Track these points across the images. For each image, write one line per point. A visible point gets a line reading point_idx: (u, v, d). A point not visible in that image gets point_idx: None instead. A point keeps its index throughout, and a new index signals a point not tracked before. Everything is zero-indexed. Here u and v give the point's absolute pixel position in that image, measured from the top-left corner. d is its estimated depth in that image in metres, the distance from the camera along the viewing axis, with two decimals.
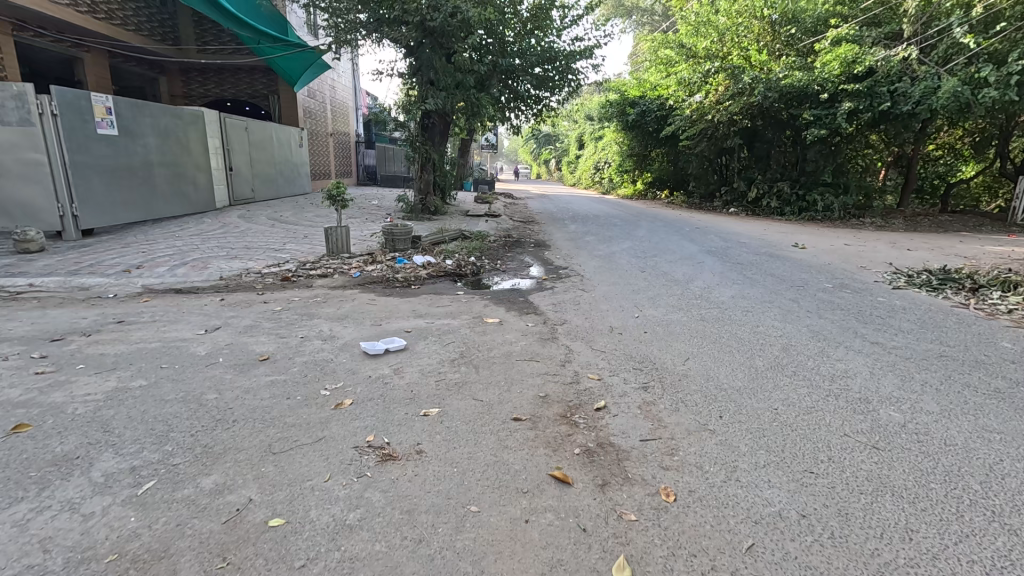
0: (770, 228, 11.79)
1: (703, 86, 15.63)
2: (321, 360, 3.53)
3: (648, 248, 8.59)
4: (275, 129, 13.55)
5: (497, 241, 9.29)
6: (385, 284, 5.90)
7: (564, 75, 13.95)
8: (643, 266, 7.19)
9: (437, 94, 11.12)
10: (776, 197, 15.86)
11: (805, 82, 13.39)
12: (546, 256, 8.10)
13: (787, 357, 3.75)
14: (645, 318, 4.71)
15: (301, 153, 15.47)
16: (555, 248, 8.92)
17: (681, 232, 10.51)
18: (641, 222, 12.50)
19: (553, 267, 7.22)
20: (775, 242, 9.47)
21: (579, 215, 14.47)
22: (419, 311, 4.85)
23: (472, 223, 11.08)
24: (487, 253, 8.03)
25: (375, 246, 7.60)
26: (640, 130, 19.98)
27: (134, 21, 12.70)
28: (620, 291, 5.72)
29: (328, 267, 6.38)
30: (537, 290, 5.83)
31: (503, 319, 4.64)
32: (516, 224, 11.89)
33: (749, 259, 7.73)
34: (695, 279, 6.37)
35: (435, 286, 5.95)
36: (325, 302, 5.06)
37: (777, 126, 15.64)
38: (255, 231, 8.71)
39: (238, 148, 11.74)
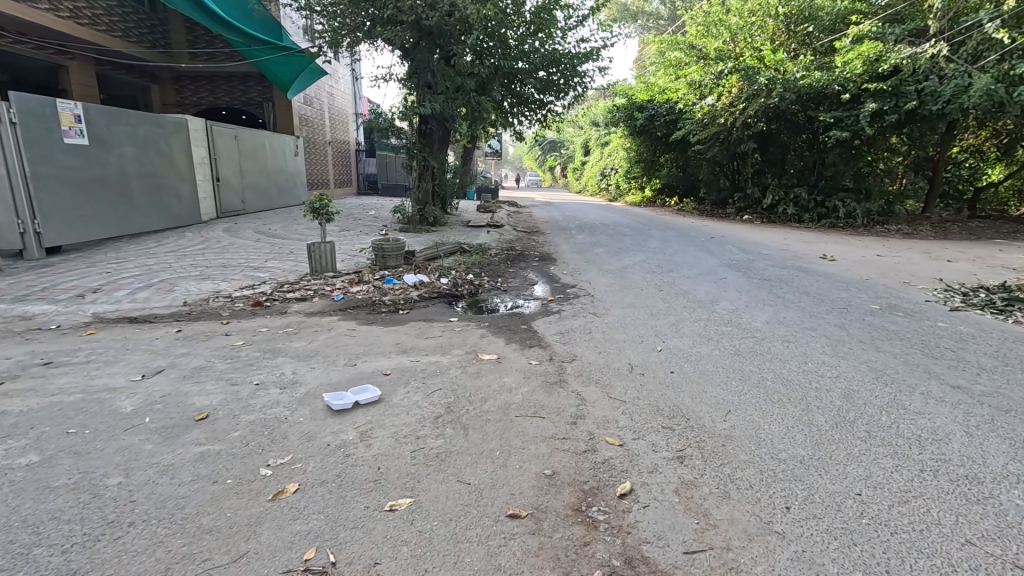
0: (791, 237, 11.04)
1: (715, 88, 15.02)
2: (272, 418, 2.84)
3: (663, 262, 7.89)
4: (267, 138, 13.01)
5: (499, 255, 8.63)
6: (369, 309, 5.23)
7: (569, 77, 13.34)
8: (660, 284, 6.47)
9: (435, 98, 10.50)
10: (792, 204, 15.13)
11: (824, 82, 12.66)
12: (552, 272, 7.41)
13: (853, 409, 3.01)
14: (670, 353, 3.99)
15: (296, 162, 14.92)
16: (562, 262, 8.24)
17: (697, 243, 9.79)
18: (652, 232, 11.77)
19: (560, 285, 6.52)
20: (800, 253, 8.72)
21: (586, 224, 13.77)
22: (403, 344, 4.15)
23: (473, 235, 10.41)
24: (486, 269, 7.36)
25: (364, 263, 6.95)
26: (648, 135, 19.29)
27: (121, 27, 12.18)
28: (637, 316, 5.01)
29: (308, 289, 5.72)
30: (542, 315, 5.11)
31: (503, 354, 3.93)
32: (520, 235, 11.22)
33: (777, 273, 6.99)
34: (721, 299, 5.64)
35: (428, 311, 5.26)
36: (297, 333, 4.39)
37: (794, 128, 14.90)
38: (238, 247, 8.09)
39: (227, 157, 11.21)
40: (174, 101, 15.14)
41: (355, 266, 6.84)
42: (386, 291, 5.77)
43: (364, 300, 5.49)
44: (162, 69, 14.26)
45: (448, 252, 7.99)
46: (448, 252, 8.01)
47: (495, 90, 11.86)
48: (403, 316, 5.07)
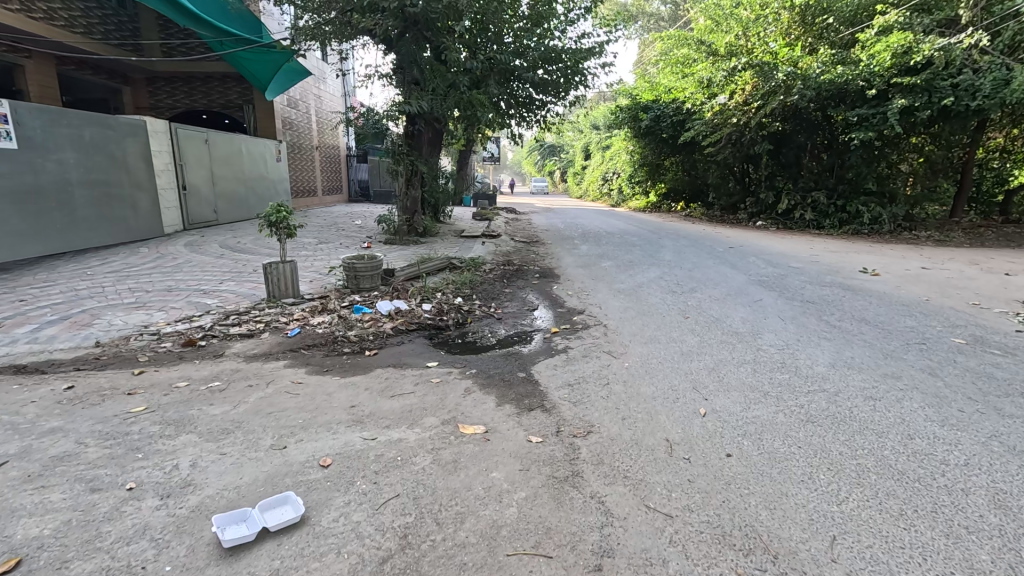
0: (817, 247, 10.01)
1: (727, 86, 13.94)
2: (121, 567, 1.80)
3: (682, 279, 6.87)
4: (244, 142, 12.07)
5: (493, 271, 7.63)
6: (328, 349, 4.18)
7: (571, 74, 12.37)
8: (683, 308, 5.46)
9: (424, 96, 9.49)
10: (810, 209, 14.15)
11: (847, 77, 11.62)
12: (554, 292, 6.40)
13: (1021, 533, 1.98)
14: (718, 418, 2.96)
15: (278, 168, 13.93)
16: (565, 279, 7.23)
17: (716, 255, 8.78)
18: (663, 241, 10.77)
19: (564, 310, 5.50)
20: (835, 267, 7.69)
21: (589, 232, 12.78)
22: (360, 407, 3.12)
23: (467, 247, 9.41)
24: (478, 290, 6.35)
25: (334, 285, 5.93)
26: (654, 136, 18.29)
27: (84, 23, 11.17)
28: (663, 357, 3.98)
29: (258, 323, 4.68)
30: (543, 356, 4.08)
31: (491, 424, 2.89)
32: (518, 247, 10.22)
33: (818, 293, 5.97)
34: (763, 330, 4.61)
35: (402, 349, 4.23)
36: (225, 389, 3.36)
37: (811, 128, 13.94)
38: (194, 265, 7.08)
39: (197, 164, 10.26)
40: (148, 104, 14.18)
41: (323, 289, 5.84)
42: (355, 322, 4.75)
43: (326, 335, 4.47)
44: (134, 70, 13.31)
45: (434, 269, 7.01)
46: (434, 268, 7.02)
47: (490, 88, 10.87)
48: (370, 356, 4.05)
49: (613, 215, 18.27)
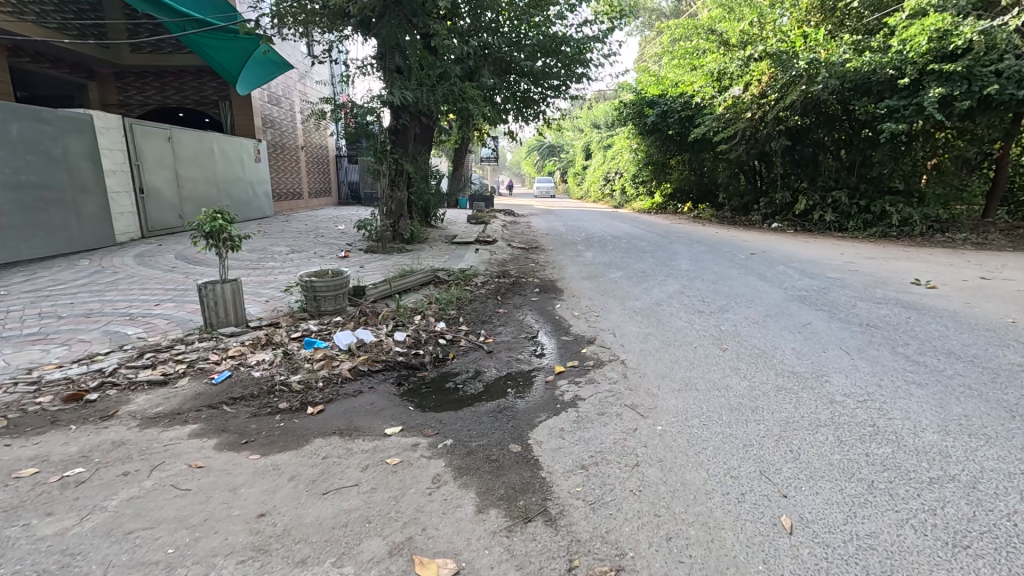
0: (849, 253, 8.97)
1: (742, 76, 12.80)
2: None
3: (708, 295, 5.85)
4: (216, 140, 11.07)
5: (487, 284, 6.63)
6: (258, 404, 3.15)
7: (571, 64, 11.37)
8: (716, 334, 4.44)
9: (409, 87, 8.48)
10: (830, 209, 13.10)
11: (875, 65, 10.57)
12: (558, 312, 5.39)
13: None
14: (817, 539, 1.93)
15: (257, 169, 12.92)
16: (570, 294, 6.21)
17: (739, 263, 7.75)
18: (675, 247, 9.75)
19: (570, 339, 4.48)
20: (882, 278, 6.66)
21: (593, 236, 11.76)
22: (273, 516, 2.08)
23: (458, 255, 8.39)
24: (467, 310, 5.34)
25: (292, 307, 4.91)
26: (660, 134, 17.24)
27: (37, 10, 10.14)
28: (707, 416, 2.95)
29: (179, 364, 3.65)
30: (546, 412, 3.06)
31: (466, 558, 1.86)
32: (515, 254, 9.20)
33: (877, 314, 4.94)
34: (827, 371, 3.58)
35: (356, 405, 3.18)
36: (85, 481, 2.32)
37: (833, 123, 12.94)
38: (136, 281, 6.05)
39: (158, 164, 9.26)
40: (117, 101, 13.16)
41: (275, 314, 4.79)
42: (303, 361, 3.70)
43: (262, 384, 3.41)
44: (99, 63, 12.29)
45: (414, 285, 5.98)
46: (414, 285, 5.99)
47: (484, 78, 9.85)
48: (312, 418, 2.99)
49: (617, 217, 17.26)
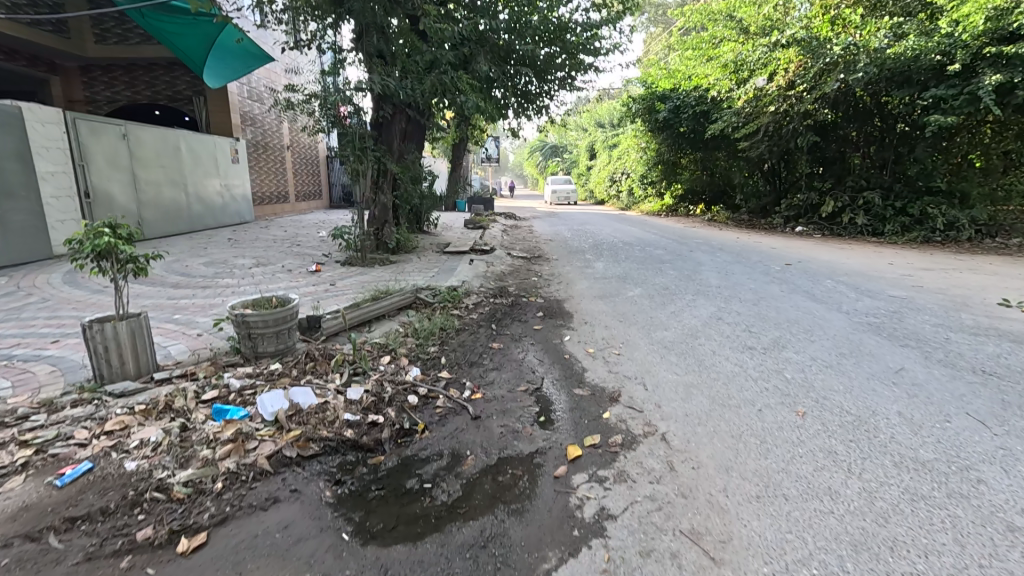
0: (900, 263, 7.78)
1: (766, 66, 11.62)
2: None
3: (754, 323, 4.69)
4: (183, 138, 10.01)
5: (480, 306, 5.50)
6: (105, 534, 2.00)
7: (575, 51, 10.29)
8: (782, 387, 3.29)
9: (392, 74, 7.36)
10: (862, 211, 11.91)
11: (921, 49, 9.38)
12: (567, 347, 4.24)
13: None
14: None
15: (234, 170, 11.86)
16: (582, 320, 5.06)
17: (778, 278, 6.58)
18: (695, 256, 8.61)
19: (585, 395, 3.32)
20: (961, 297, 5.47)
21: (602, 242, 10.60)
22: None
23: (449, 268, 7.23)
24: (451, 347, 4.21)
25: (224, 349, 3.77)
26: (672, 131, 16.07)
27: None
28: (821, 566, 1.80)
29: (20, 450, 2.50)
30: (557, 551, 1.92)
31: None
32: (515, 266, 8.06)
33: (988, 354, 3.76)
34: (972, 460, 2.42)
35: (261, 532, 2.04)
36: None
37: (865, 116, 11.76)
38: (49, 307, 4.91)
39: (111, 165, 8.21)
40: (83, 97, 12.06)
41: (196, 360, 3.62)
42: (202, 444, 2.54)
43: (129, 488, 2.26)
44: (60, 56, 11.21)
45: (386, 312, 4.87)
46: (387, 312, 4.86)
47: (479, 65, 8.72)
48: (178, 567, 1.85)
49: (625, 220, 16.13)
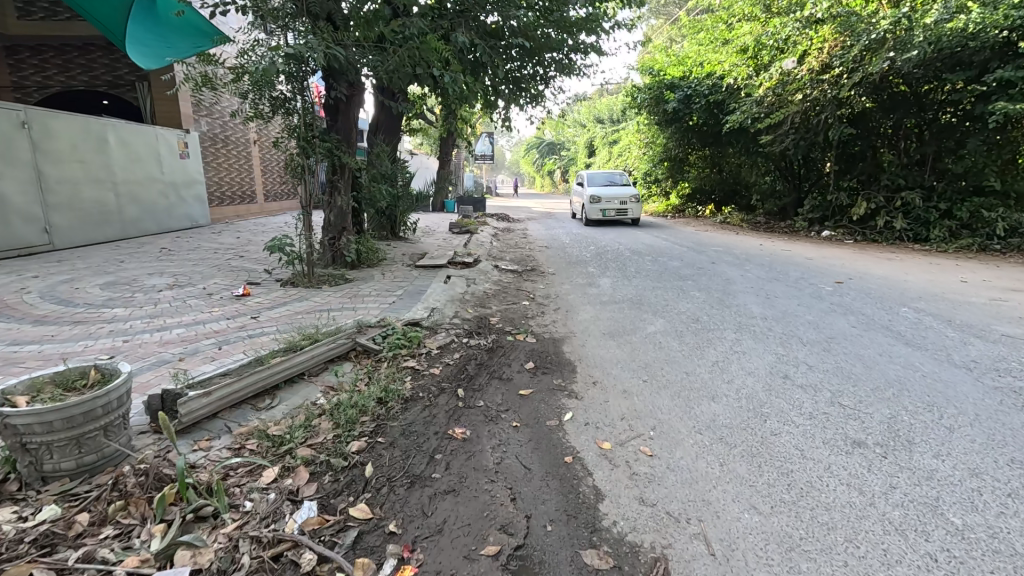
0: (978, 281, 6.30)
1: (797, 45, 10.19)
2: None
3: (843, 390, 3.18)
4: (112, 127, 8.48)
5: (446, 353, 3.99)
6: None
7: (575, 28, 8.79)
8: (966, 559, 1.81)
9: (347, 43, 5.86)
10: (901, 213, 10.45)
11: (985, 21, 7.94)
12: (568, 439, 2.74)
13: None
14: None
15: (184, 167, 10.33)
16: (590, 377, 3.55)
17: (843, 307, 5.06)
18: (721, 270, 7.12)
19: (604, 572, 1.83)
20: None
21: (606, 251, 9.12)
22: None
23: (415, 290, 5.70)
24: (386, 443, 2.69)
25: None
26: (681, 124, 14.61)
27: None
28: None
29: None
30: None
31: None
32: (502, 284, 6.57)
33: None
34: None
35: None
36: None
37: (908, 105, 10.22)
38: None
39: (3, 159, 6.69)
40: (8, 82, 10.40)
41: None
42: None
43: None
44: None
45: (299, 373, 3.33)
46: (300, 373, 3.32)
47: (460, 39, 7.26)
48: None
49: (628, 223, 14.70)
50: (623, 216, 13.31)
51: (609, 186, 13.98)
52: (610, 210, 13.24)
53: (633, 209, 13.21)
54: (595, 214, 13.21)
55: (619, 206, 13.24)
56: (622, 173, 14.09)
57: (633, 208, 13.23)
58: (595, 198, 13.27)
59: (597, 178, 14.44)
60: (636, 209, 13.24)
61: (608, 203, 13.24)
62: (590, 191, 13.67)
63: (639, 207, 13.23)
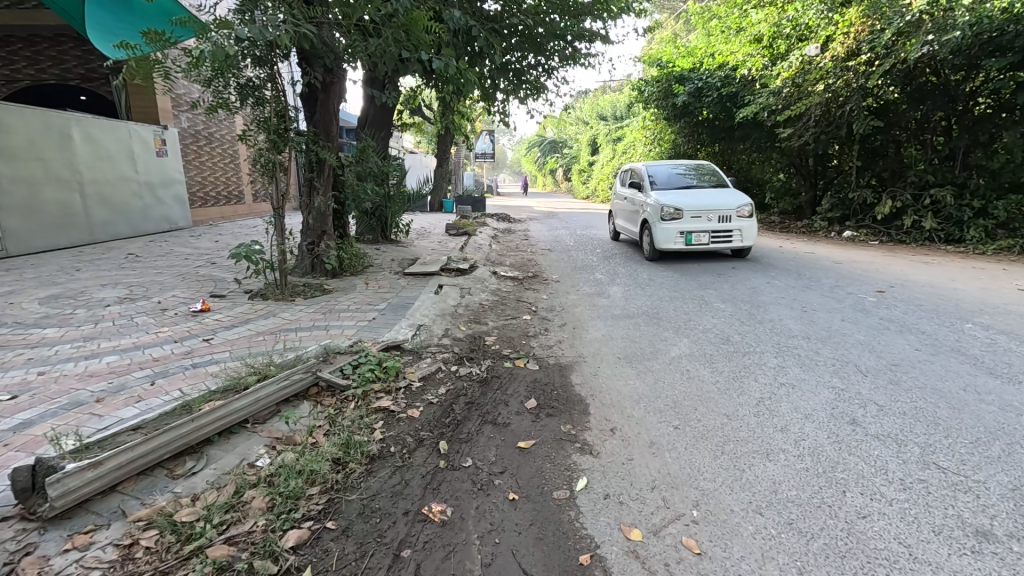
0: None
1: (821, 30, 9.45)
2: None
3: (936, 446, 2.46)
4: (75, 121, 7.78)
5: (430, 388, 3.27)
6: None
7: (584, 15, 8.08)
8: None
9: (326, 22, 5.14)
10: (930, 212, 9.69)
11: None
12: (582, 526, 2.02)
13: None
14: None
15: (160, 166, 9.60)
16: (606, 423, 2.83)
17: (897, 323, 4.33)
18: (745, 277, 6.39)
19: None
20: None
21: (614, 255, 8.38)
22: None
23: (400, 304, 4.99)
24: (337, 533, 1.98)
25: None
26: (691, 119, 13.86)
27: None
28: None
29: None
30: None
31: None
32: (500, 294, 5.85)
33: None
34: None
35: None
36: None
37: (942, 97, 9.35)
38: None
39: None
40: None
41: None
42: None
43: None
44: None
45: (239, 422, 2.62)
46: (240, 422, 2.61)
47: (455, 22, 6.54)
48: None
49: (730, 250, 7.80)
50: (726, 243, 7.00)
51: (691, 185, 7.69)
52: (699, 232, 7.03)
53: (742, 231, 7.03)
54: (669, 241, 7.09)
55: (716, 223, 6.99)
56: (702, 163, 8.26)
57: (742, 229, 7.04)
58: (669, 210, 7.08)
59: (664, 167, 8.25)
60: (747, 229, 7.09)
61: (697, 218, 6.98)
62: (655, 195, 7.55)
63: (752, 227, 7.11)
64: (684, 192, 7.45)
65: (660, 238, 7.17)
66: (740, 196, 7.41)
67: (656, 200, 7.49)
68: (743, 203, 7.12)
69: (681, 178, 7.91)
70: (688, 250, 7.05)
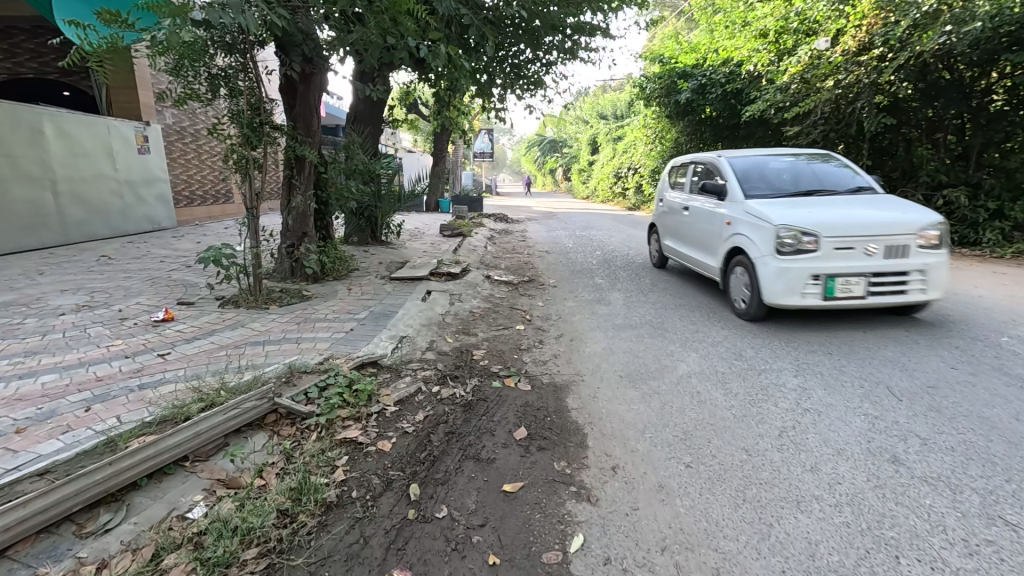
0: None
1: (831, 23, 9.06)
2: None
3: (1000, 495, 2.06)
4: (47, 115, 7.39)
5: (407, 414, 2.87)
6: None
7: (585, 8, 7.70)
8: None
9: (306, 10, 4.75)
10: (944, 213, 9.29)
11: None
12: None
13: None
14: None
15: (142, 164, 9.20)
16: (606, 461, 2.42)
17: (927, 337, 3.94)
18: None
19: None
20: None
21: (615, 258, 7.97)
22: None
23: (383, 313, 4.59)
24: None
25: None
26: (694, 117, 13.47)
27: None
28: None
29: None
30: None
31: None
32: (492, 301, 5.45)
33: None
34: None
35: None
36: None
37: (955, 93, 8.97)
38: None
39: None
40: None
41: None
42: None
43: None
44: None
45: (175, 460, 2.23)
46: (174, 462, 2.21)
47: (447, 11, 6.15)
48: None
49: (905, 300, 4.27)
50: (893, 297, 3.86)
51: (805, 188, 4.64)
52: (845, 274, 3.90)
53: (927, 272, 3.84)
54: (790, 292, 3.94)
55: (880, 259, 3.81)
56: (815, 152, 5.12)
57: (927, 268, 3.85)
58: (789, 237, 3.93)
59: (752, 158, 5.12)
60: (935, 269, 3.89)
61: (845, 252, 3.81)
62: (748, 204, 4.52)
63: (943, 265, 3.92)
64: (803, 203, 4.33)
65: (769, 286, 4.07)
66: (907, 206, 4.22)
67: (763, 216, 4.21)
68: (931, 221, 3.86)
69: (783, 177, 4.83)
70: (827, 309, 3.91)
